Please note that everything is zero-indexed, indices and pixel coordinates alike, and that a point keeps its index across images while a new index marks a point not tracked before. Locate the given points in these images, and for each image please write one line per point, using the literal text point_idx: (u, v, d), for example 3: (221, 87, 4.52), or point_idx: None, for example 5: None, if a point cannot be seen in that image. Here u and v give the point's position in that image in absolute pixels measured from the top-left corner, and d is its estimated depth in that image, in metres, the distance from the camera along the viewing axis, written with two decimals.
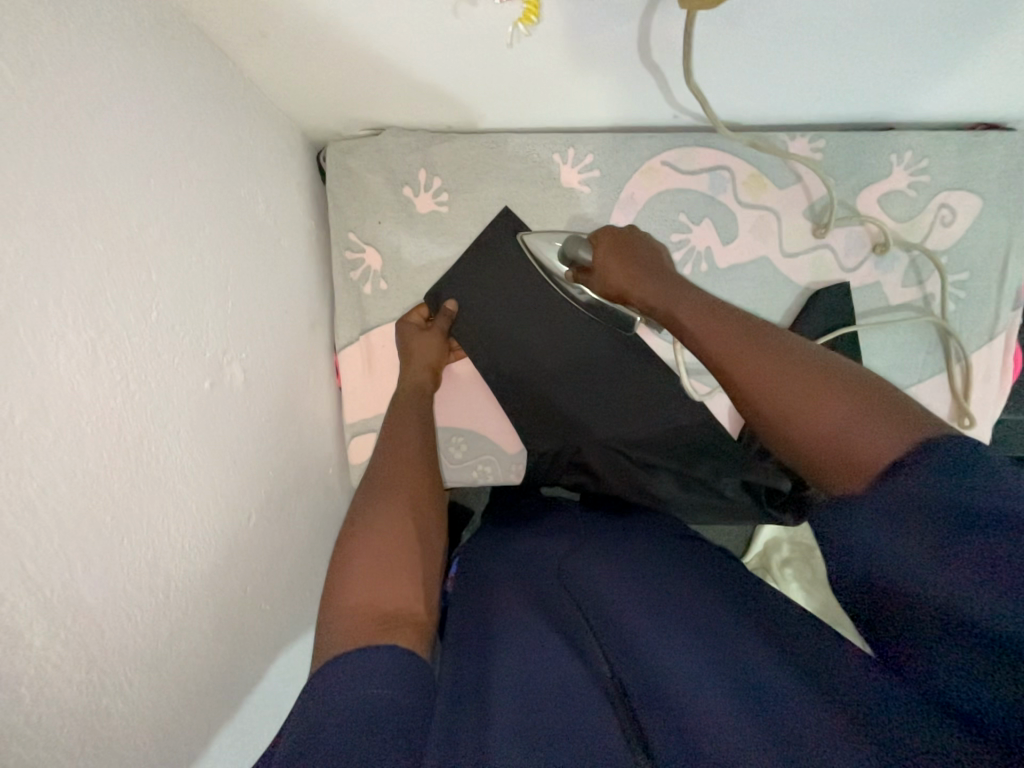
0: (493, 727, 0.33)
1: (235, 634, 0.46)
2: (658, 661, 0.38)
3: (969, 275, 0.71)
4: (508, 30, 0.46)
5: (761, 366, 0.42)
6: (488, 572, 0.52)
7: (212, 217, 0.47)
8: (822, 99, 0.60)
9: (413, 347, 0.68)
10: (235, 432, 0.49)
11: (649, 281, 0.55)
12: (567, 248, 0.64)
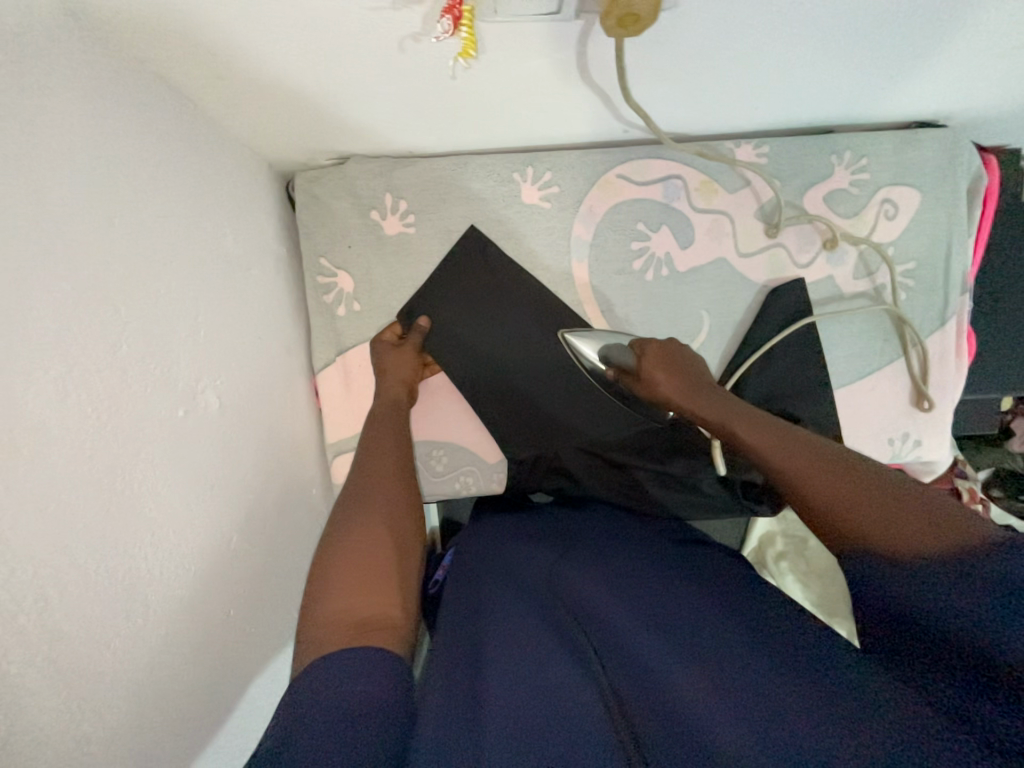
0: (486, 729, 0.35)
1: (219, 658, 0.47)
2: (644, 658, 0.40)
3: (916, 265, 0.74)
4: (451, 63, 0.49)
5: (825, 483, 0.43)
6: (474, 579, 0.53)
7: (181, 251, 0.49)
8: (760, 108, 0.64)
9: (388, 364, 0.70)
10: (213, 458, 0.50)
11: (701, 397, 0.59)
12: (610, 352, 0.70)
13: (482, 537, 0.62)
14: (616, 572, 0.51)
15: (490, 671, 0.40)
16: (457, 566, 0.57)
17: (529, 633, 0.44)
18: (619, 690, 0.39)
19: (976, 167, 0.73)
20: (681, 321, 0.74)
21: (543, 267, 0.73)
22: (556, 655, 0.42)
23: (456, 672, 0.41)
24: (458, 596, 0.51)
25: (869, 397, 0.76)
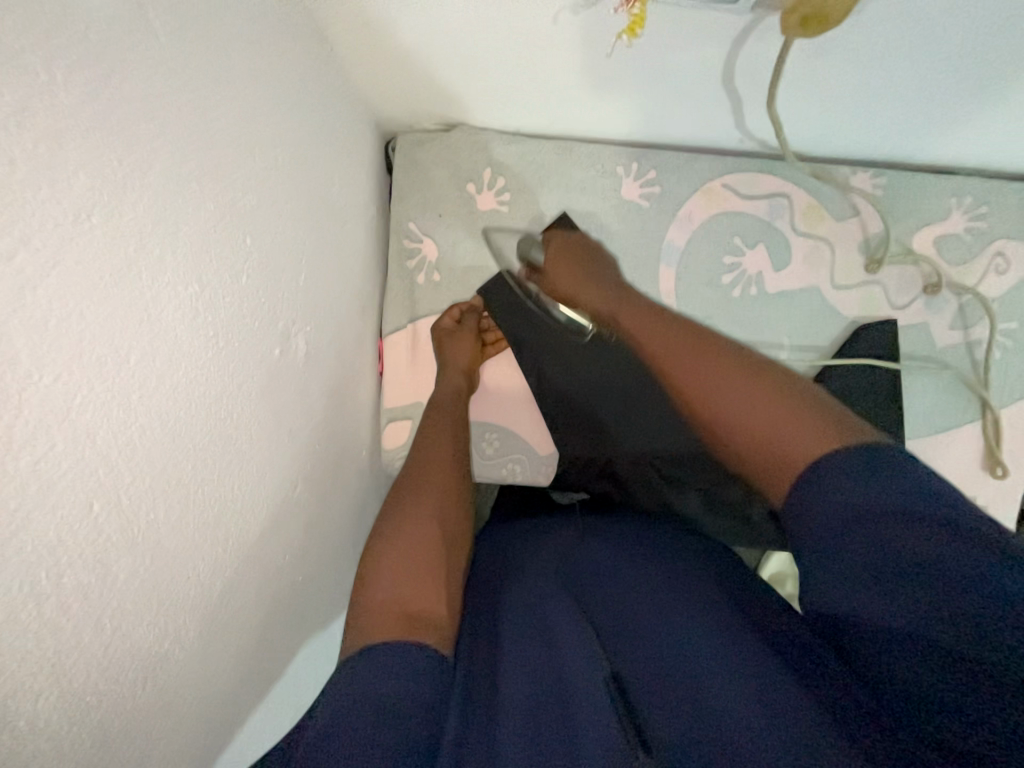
0: (502, 724, 0.34)
1: (272, 600, 0.47)
2: (678, 652, 0.37)
3: (1018, 325, 0.71)
4: (611, 41, 0.48)
5: (699, 373, 0.46)
6: (504, 559, 0.53)
7: (298, 193, 0.48)
8: (890, 138, 0.61)
9: (449, 351, 0.69)
10: (293, 403, 0.50)
11: (601, 292, 0.60)
12: (525, 249, 0.69)
13: (507, 530, 0.60)
14: (640, 554, 0.48)
15: (502, 657, 0.39)
16: (486, 549, 0.56)
17: (538, 601, 0.44)
18: (623, 669, 0.38)
19: None
20: (760, 344, 0.72)
21: (629, 266, 0.71)
22: (567, 616, 0.41)
23: (478, 650, 0.41)
24: (481, 576, 0.51)
25: (945, 456, 0.72)
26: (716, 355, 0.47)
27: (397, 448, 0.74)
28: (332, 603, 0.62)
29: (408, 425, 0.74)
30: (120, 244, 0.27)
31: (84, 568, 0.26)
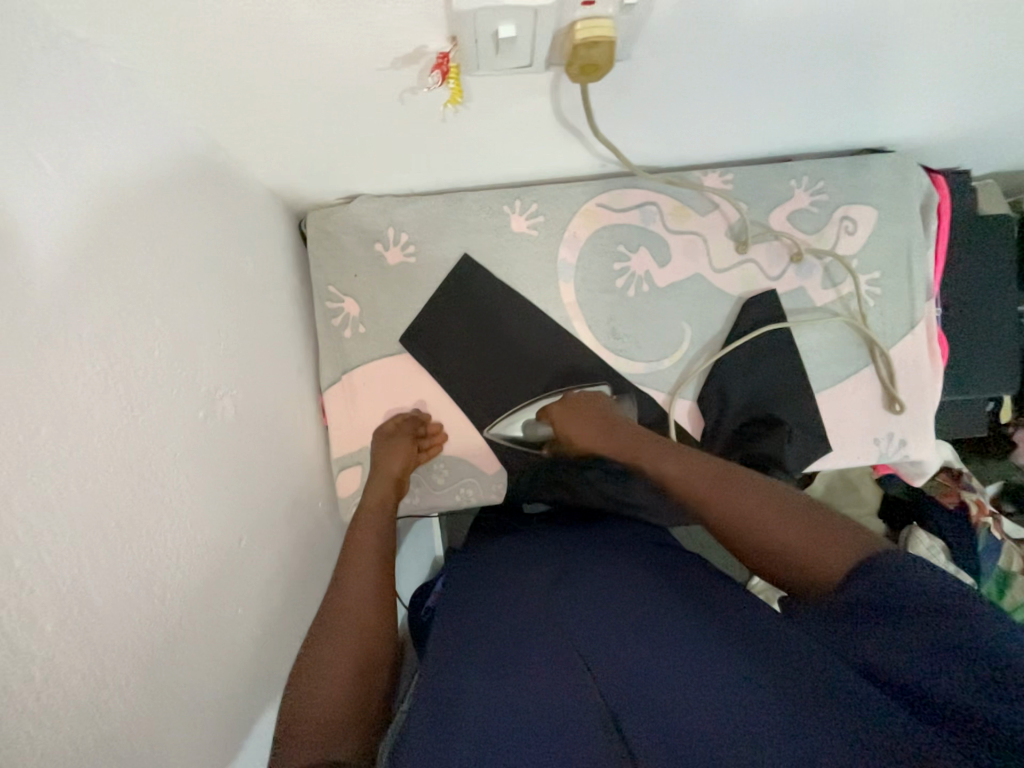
0: (459, 731, 0.40)
1: (227, 653, 0.49)
2: (639, 677, 0.41)
3: (881, 274, 0.80)
4: (442, 109, 0.56)
5: (731, 503, 0.52)
6: (471, 588, 0.58)
7: (207, 276, 0.55)
8: (721, 141, 0.72)
9: (383, 459, 0.73)
10: (227, 461, 0.54)
11: (620, 434, 0.67)
12: (527, 429, 0.76)
13: (470, 575, 0.61)
14: (613, 589, 0.50)
15: (466, 686, 0.44)
16: (449, 598, 0.58)
17: (523, 657, 0.46)
18: (616, 705, 0.40)
19: (926, 187, 0.80)
20: (664, 333, 0.79)
21: (533, 288, 0.79)
22: (563, 672, 0.43)
23: (435, 695, 0.44)
24: (447, 632, 0.53)
25: (849, 400, 0.80)
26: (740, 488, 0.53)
27: (351, 494, 0.78)
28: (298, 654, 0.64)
29: (358, 469, 0.78)
30: (21, 338, 0.33)
31: (7, 619, 0.30)
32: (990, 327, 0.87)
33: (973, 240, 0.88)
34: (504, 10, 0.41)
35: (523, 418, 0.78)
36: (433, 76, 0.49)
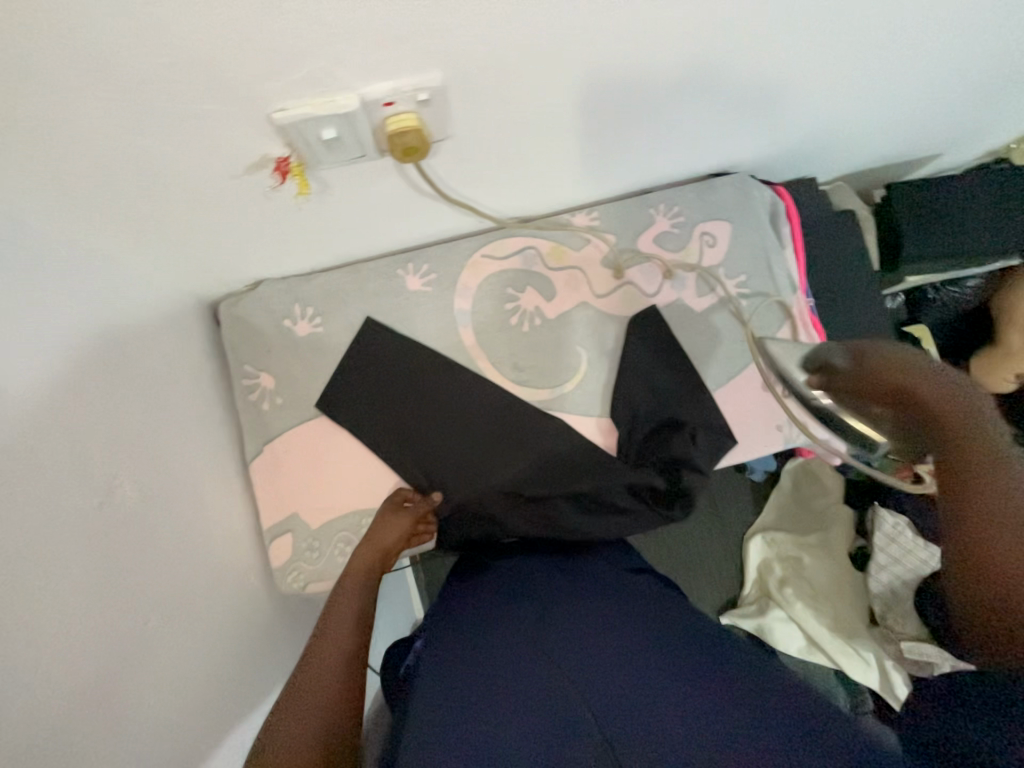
0: (477, 739, 0.51)
1: (126, 733, 0.50)
2: (627, 702, 0.52)
3: (747, 277, 0.88)
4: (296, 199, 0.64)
5: (997, 516, 0.40)
6: (455, 631, 0.67)
7: (108, 373, 0.60)
8: (576, 185, 0.82)
9: (377, 530, 0.77)
10: (132, 543, 0.57)
11: (927, 391, 0.46)
12: (823, 351, 0.57)
13: (451, 621, 0.70)
14: (595, 633, 0.61)
15: (479, 708, 0.54)
16: (438, 633, 0.68)
17: (533, 689, 0.55)
18: (609, 733, 0.50)
19: (769, 198, 0.91)
20: (563, 359, 0.86)
21: (436, 338, 0.85)
22: (551, 705, 0.53)
23: (456, 712, 0.55)
24: (434, 671, 0.62)
25: (745, 393, 0.85)
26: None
27: (283, 561, 0.79)
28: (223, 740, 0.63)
29: (288, 536, 0.80)
30: None
31: None
32: (858, 310, 0.97)
33: (823, 237, 0.99)
34: (315, 119, 0.50)
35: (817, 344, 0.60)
36: (271, 177, 0.57)
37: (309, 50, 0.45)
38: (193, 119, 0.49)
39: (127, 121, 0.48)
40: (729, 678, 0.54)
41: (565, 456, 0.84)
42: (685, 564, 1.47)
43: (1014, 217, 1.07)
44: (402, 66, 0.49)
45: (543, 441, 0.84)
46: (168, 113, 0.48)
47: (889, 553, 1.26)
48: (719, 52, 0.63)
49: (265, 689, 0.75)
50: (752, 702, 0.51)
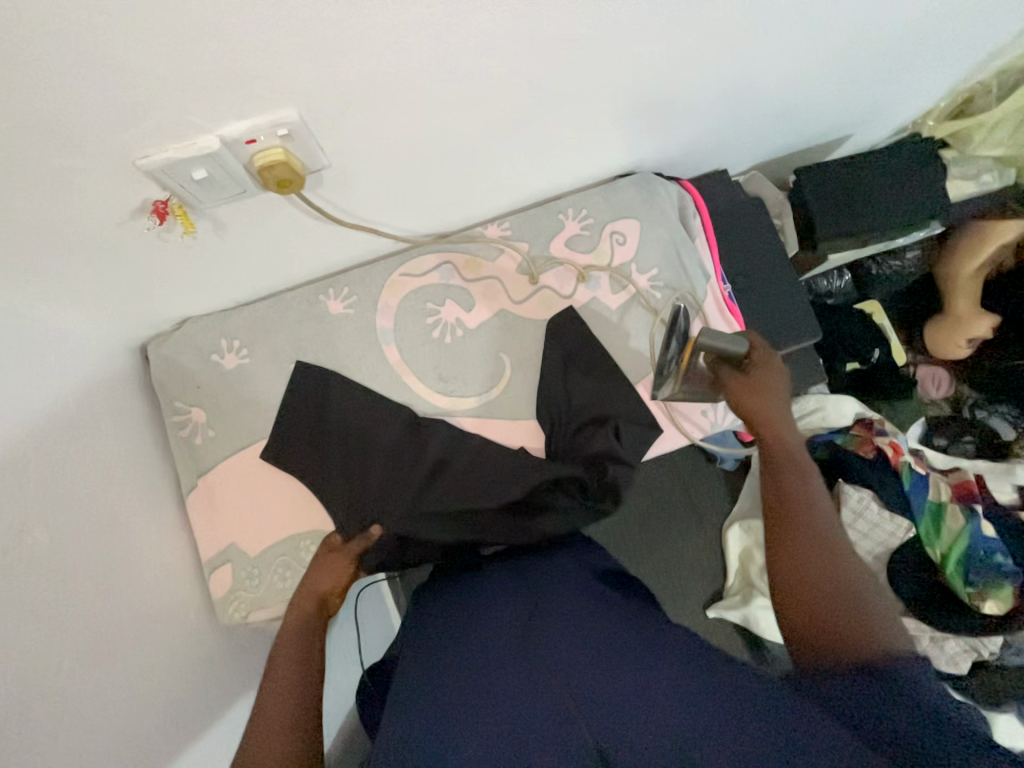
0: (467, 746, 0.49)
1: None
2: (619, 703, 0.50)
3: (659, 270, 0.91)
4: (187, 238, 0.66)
5: (813, 564, 0.59)
6: (441, 640, 0.66)
7: (20, 421, 0.62)
8: (482, 198, 0.86)
9: (310, 575, 0.77)
10: (42, 587, 0.58)
11: (774, 408, 0.73)
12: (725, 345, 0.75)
13: (433, 629, 0.69)
14: (584, 631, 0.59)
15: (466, 716, 0.52)
16: (425, 647, 0.66)
17: (519, 693, 0.53)
18: (603, 743, 0.47)
19: (675, 193, 0.94)
20: (487, 367, 0.88)
21: (361, 357, 0.87)
22: (532, 707, 0.51)
23: (438, 721, 0.52)
24: (420, 680, 0.60)
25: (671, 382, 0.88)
26: (858, 601, 0.54)
27: (224, 592, 0.80)
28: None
29: (228, 567, 0.81)
30: None
31: None
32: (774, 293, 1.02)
33: (734, 227, 1.04)
34: (181, 161, 0.53)
35: (729, 337, 0.74)
36: (151, 220, 0.60)
37: (157, 101, 0.48)
38: (64, 175, 0.52)
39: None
40: (714, 662, 0.53)
41: (489, 469, 0.84)
42: (667, 560, 1.44)
43: (924, 187, 1.11)
44: (255, 106, 0.52)
45: (456, 464, 0.84)
46: (36, 174, 0.51)
47: (858, 529, 1.22)
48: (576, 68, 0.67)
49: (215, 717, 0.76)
50: (746, 684, 0.49)
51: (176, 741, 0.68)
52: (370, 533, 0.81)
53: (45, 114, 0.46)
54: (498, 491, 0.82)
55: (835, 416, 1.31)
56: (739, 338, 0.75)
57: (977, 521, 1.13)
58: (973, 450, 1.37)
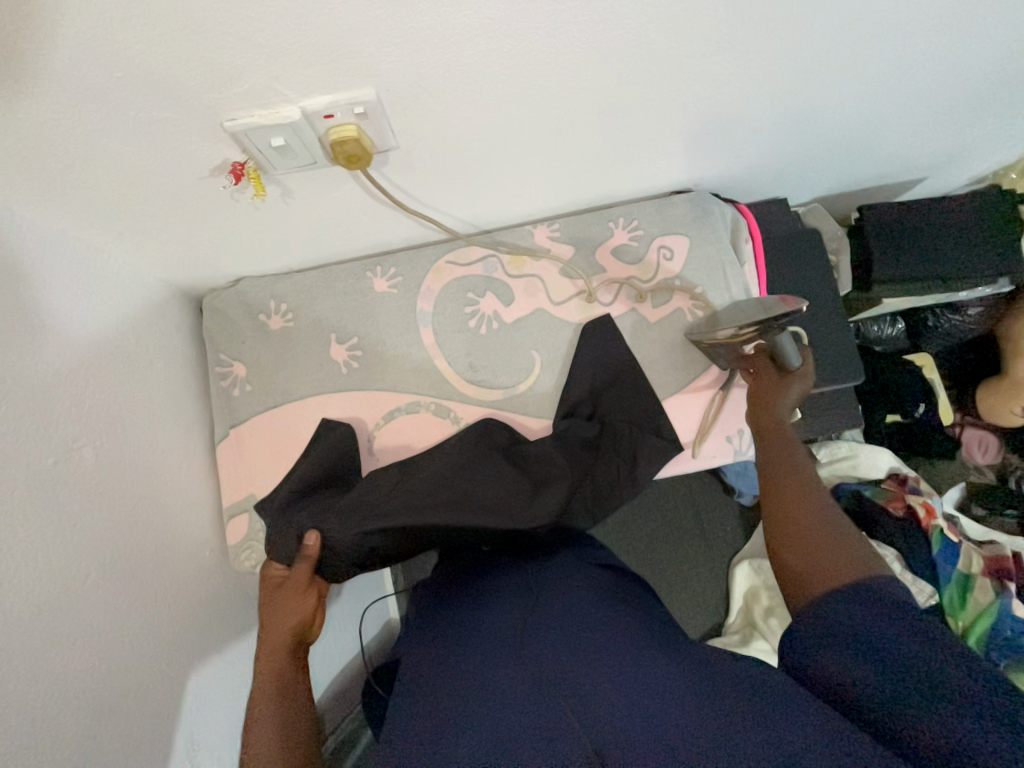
0: (461, 738, 0.52)
1: (61, 668, 0.56)
2: (612, 713, 0.51)
3: (704, 288, 0.90)
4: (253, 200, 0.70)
5: (800, 527, 0.63)
6: (445, 625, 0.69)
7: (79, 349, 0.67)
8: (536, 197, 0.87)
9: (271, 614, 0.71)
10: (81, 502, 0.63)
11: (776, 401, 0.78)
12: (778, 343, 0.78)
13: (438, 614, 0.73)
14: (583, 631, 0.60)
15: (461, 709, 0.54)
16: (432, 631, 0.70)
17: (511, 689, 0.55)
18: (598, 742, 0.49)
19: (730, 215, 0.93)
20: (517, 362, 0.89)
21: (398, 335, 0.90)
22: (528, 703, 0.53)
23: (435, 710, 0.56)
24: (430, 660, 0.64)
25: (694, 407, 0.88)
26: (836, 548, 0.59)
27: (240, 538, 0.85)
28: (154, 697, 0.67)
29: (245, 516, 0.86)
30: None
31: None
32: (820, 329, 0.99)
33: (786, 258, 1.02)
34: (263, 128, 0.57)
35: (786, 341, 0.78)
36: (227, 179, 0.64)
37: (247, 70, 0.52)
38: (156, 128, 0.57)
39: (94, 133, 0.56)
40: (702, 675, 0.54)
41: (423, 491, 0.77)
42: (668, 586, 1.41)
43: (996, 243, 1.06)
44: (337, 82, 0.55)
45: (381, 486, 0.79)
46: (132, 126, 0.56)
47: None
48: (645, 81, 0.67)
49: (216, 654, 0.80)
50: (741, 699, 0.50)
51: (178, 667, 0.72)
52: (307, 550, 0.74)
53: (151, 71, 0.50)
54: (505, 491, 0.79)
55: (867, 467, 1.26)
56: (800, 355, 0.78)
57: (1007, 599, 1.08)
58: (1012, 526, 1.31)
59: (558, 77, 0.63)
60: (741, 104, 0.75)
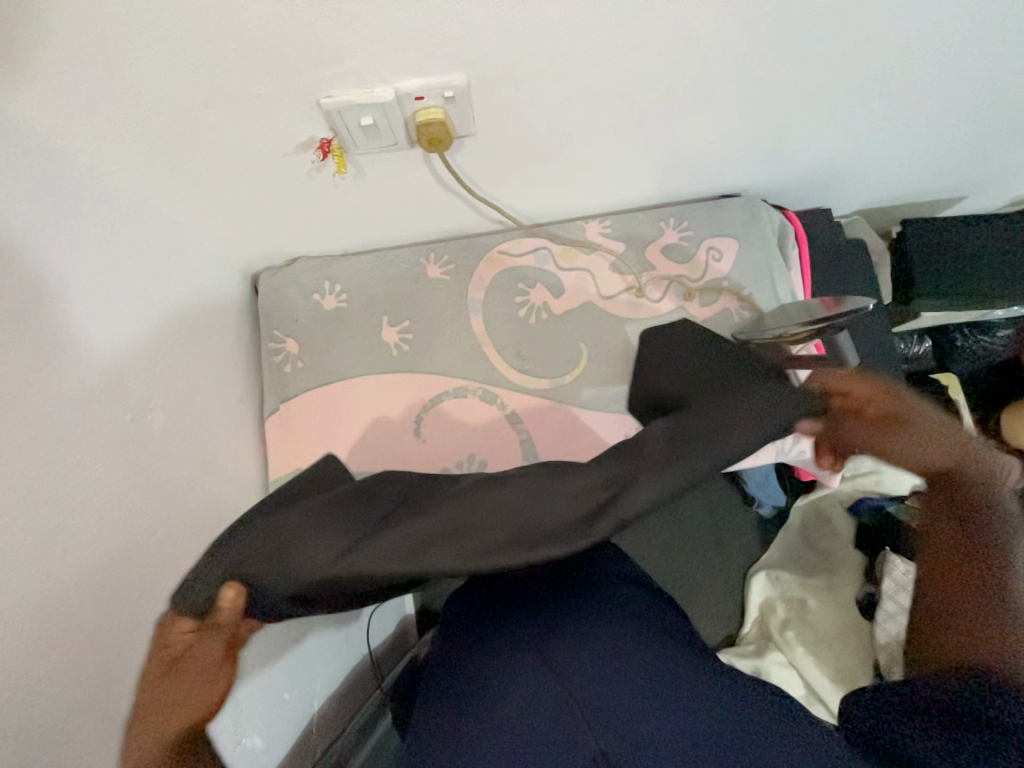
0: (483, 733, 0.59)
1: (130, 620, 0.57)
2: (627, 720, 0.58)
3: (752, 290, 0.92)
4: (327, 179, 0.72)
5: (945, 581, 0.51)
6: (471, 618, 0.75)
7: (152, 312, 0.70)
8: (591, 194, 0.90)
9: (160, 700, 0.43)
10: (152, 460, 0.65)
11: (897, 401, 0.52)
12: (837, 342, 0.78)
13: (466, 599, 0.79)
14: (607, 641, 0.66)
15: (490, 707, 0.61)
16: (458, 624, 0.76)
17: (532, 689, 0.62)
18: (605, 746, 0.56)
19: (779, 221, 0.95)
20: (564, 353, 0.91)
21: (448, 321, 0.92)
22: (552, 706, 0.60)
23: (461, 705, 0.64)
24: (457, 653, 0.71)
25: None
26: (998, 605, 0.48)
27: None
28: None
29: None
30: None
31: None
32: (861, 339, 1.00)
33: (829, 267, 1.03)
34: (355, 108, 0.59)
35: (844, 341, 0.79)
36: (313, 155, 0.67)
37: (349, 51, 0.54)
38: (256, 102, 0.59)
39: (193, 104, 0.58)
40: (706, 687, 0.61)
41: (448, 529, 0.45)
42: (684, 593, 1.40)
43: None
44: (433, 66, 0.58)
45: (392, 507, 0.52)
46: (231, 99, 0.58)
47: (896, 600, 1.18)
48: (710, 85, 0.69)
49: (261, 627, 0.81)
50: (736, 715, 0.58)
51: None
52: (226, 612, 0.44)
53: (261, 45, 0.52)
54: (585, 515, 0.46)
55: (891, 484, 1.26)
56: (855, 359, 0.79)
57: None
58: None
59: (628, 77, 0.65)
60: (801, 114, 0.77)
